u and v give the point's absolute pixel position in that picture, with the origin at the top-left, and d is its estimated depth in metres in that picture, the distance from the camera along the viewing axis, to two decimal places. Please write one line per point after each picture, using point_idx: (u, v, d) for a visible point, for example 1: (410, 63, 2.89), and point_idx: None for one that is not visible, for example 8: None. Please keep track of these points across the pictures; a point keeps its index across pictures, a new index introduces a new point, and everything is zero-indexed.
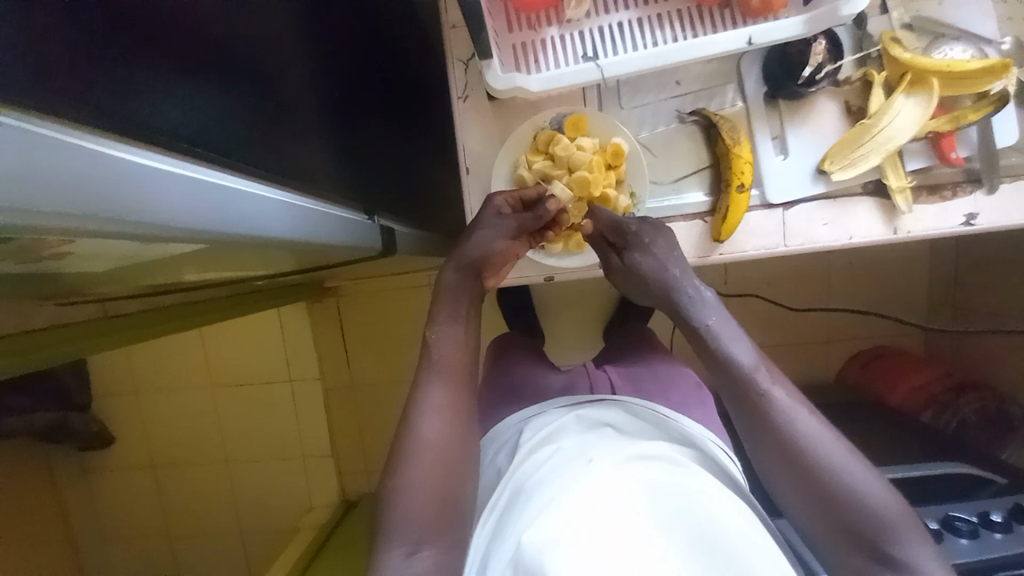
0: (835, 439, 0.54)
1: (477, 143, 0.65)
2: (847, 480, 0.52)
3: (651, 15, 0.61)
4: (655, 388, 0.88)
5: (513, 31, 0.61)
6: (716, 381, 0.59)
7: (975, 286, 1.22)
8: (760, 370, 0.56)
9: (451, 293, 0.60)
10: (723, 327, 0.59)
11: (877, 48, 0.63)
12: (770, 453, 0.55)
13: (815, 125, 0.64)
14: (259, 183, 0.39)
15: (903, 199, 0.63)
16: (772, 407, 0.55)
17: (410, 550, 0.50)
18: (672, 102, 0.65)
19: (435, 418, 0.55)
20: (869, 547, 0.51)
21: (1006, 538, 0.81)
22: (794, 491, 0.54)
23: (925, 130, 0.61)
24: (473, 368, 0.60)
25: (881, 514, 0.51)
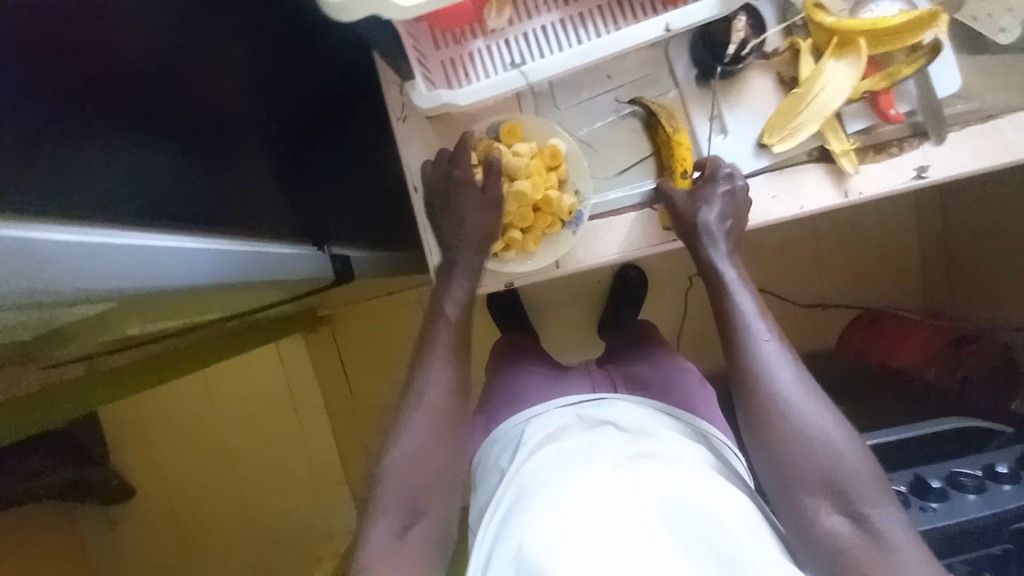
0: (825, 409, 0.58)
1: (421, 162, 0.65)
2: (822, 433, 0.57)
3: (573, 15, 0.61)
4: (644, 379, 0.88)
5: (439, 49, 0.61)
6: (721, 330, 0.62)
7: (964, 234, 1.20)
8: (761, 332, 0.60)
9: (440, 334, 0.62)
10: (730, 289, 0.62)
11: (800, 17, 0.62)
12: (761, 401, 0.58)
13: (749, 100, 0.64)
14: (200, 238, 0.44)
15: (848, 162, 0.62)
16: (767, 368, 0.59)
17: (400, 530, 0.57)
18: (608, 97, 0.65)
19: (415, 441, 0.58)
20: (832, 503, 0.56)
21: (1015, 489, 0.79)
22: (771, 448, 0.58)
23: (859, 91, 0.61)
24: (454, 391, 0.61)
25: (849, 477, 0.56)
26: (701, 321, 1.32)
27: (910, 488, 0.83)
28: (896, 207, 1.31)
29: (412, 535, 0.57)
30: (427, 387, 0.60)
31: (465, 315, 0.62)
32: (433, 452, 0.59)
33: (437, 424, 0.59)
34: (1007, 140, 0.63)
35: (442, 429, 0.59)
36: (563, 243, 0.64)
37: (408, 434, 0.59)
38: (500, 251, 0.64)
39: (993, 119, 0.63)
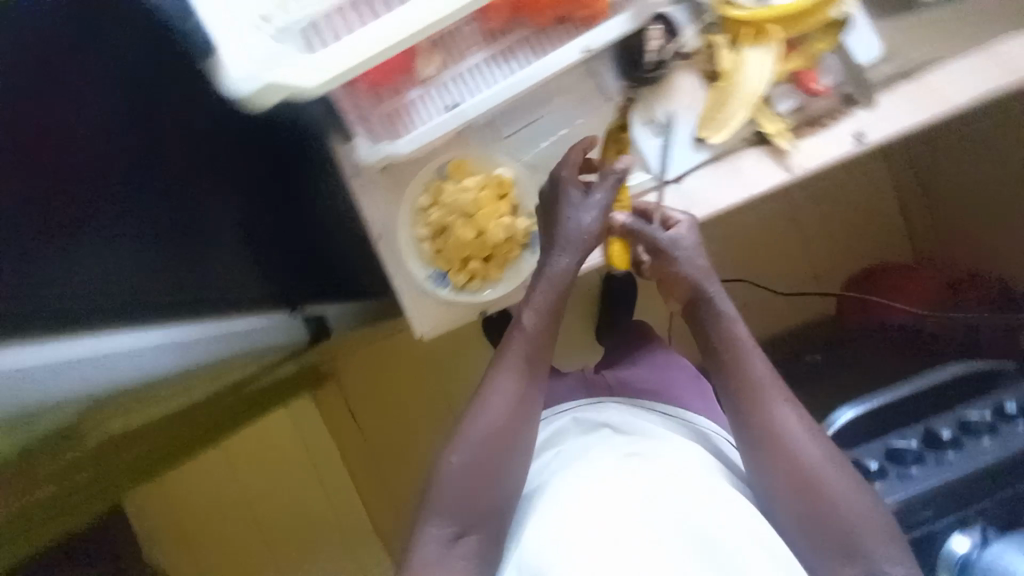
0: (837, 470, 0.59)
1: (376, 211, 0.65)
2: (839, 496, 0.58)
3: (498, 52, 0.64)
4: (642, 383, 0.87)
5: (378, 104, 0.62)
6: (733, 390, 0.63)
7: (941, 178, 1.21)
8: (764, 394, 0.62)
9: (513, 347, 0.63)
10: (724, 337, 0.64)
11: (712, 16, 0.64)
12: (776, 462, 0.60)
13: (677, 100, 0.66)
14: (147, 329, 0.49)
15: (784, 141, 0.64)
16: (777, 427, 0.61)
17: (454, 536, 0.58)
18: (546, 119, 0.67)
19: (464, 445, 0.61)
20: (854, 570, 0.57)
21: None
22: (793, 513, 0.59)
23: (778, 74, 0.64)
24: (485, 400, 0.62)
25: (868, 542, 0.57)
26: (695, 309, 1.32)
27: (923, 441, 0.82)
28: (866, 164, 1.32)
29: (462, 542, 0.58)
30: (494, 397, 0.62)
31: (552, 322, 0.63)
32: (474, 472, 0.59)
33: (489, 442, 0.60)
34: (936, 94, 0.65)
35: (487, 431, 0.61)
36: (525, 265, 0.66)
37: (465, 443, 0.61)
38: (466, 284, 0.66)
39: (918, 76, 0.65)
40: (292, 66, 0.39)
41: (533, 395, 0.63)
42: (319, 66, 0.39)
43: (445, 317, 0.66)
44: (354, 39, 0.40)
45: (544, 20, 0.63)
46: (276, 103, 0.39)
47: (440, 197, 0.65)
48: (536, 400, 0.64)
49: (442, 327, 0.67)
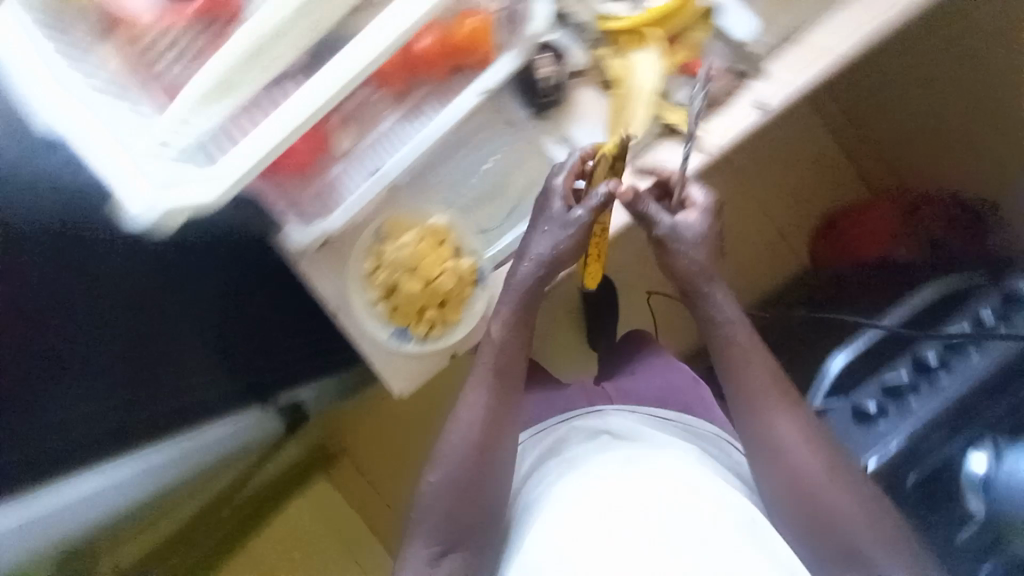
0: (839, 484, 0.59)
1: (327, 287, 0.66)
2: (842, 506, 0.58)
3: (408, 109, 0.66)
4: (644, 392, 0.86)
5: (305, 188, 0.63)
6: (741, 397, 0.63)
7: (878, 104, 1.21)
8: (764, 403, 0.62)
9: (478, 370, 0.63)
10: (727, 332, 0.64)
11: (595, 34, 0.68)
12: (777, 471, 0.61)
13: (583, 115, 0.69)
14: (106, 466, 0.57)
15: (689, 126, 0.68)
16: (777, 435, 0.61)
17: (439, 554, 0.60)
18: (468, 160, 0.70)
19: (445, 464, 0.62)
20: (854, 569, 0.58)
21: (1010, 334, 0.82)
22: (798, 520, 0.60)
23: (667, 70, 0.68)
24: (460, 418, 0.63)
25: (872, 546, 0.57)
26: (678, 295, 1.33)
27: (914, 368, 0.83)
28: (796, 111, 1.31)
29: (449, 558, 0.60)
30: (465, 412, 0.63)
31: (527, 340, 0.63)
32: (451, 497, 0.60)
33: (469, 467, 0.61)
34: None
35: (471, 449, 0.61)
36: (480, 301, 0.68)
37: (446, 461, 0.62)
38: (430, 333, 0.67)
39: (796, 38, 0.69)
40: (184, 187, 0.41)
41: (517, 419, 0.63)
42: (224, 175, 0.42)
43: (414, 370, 0.68)
44: (251, 144, 0.42)
45: (443, 75, 0.65)
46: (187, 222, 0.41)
47: (381, 258, 0.66)
48: (515, 426, 0.64)
49: (413, 379, 0.69)
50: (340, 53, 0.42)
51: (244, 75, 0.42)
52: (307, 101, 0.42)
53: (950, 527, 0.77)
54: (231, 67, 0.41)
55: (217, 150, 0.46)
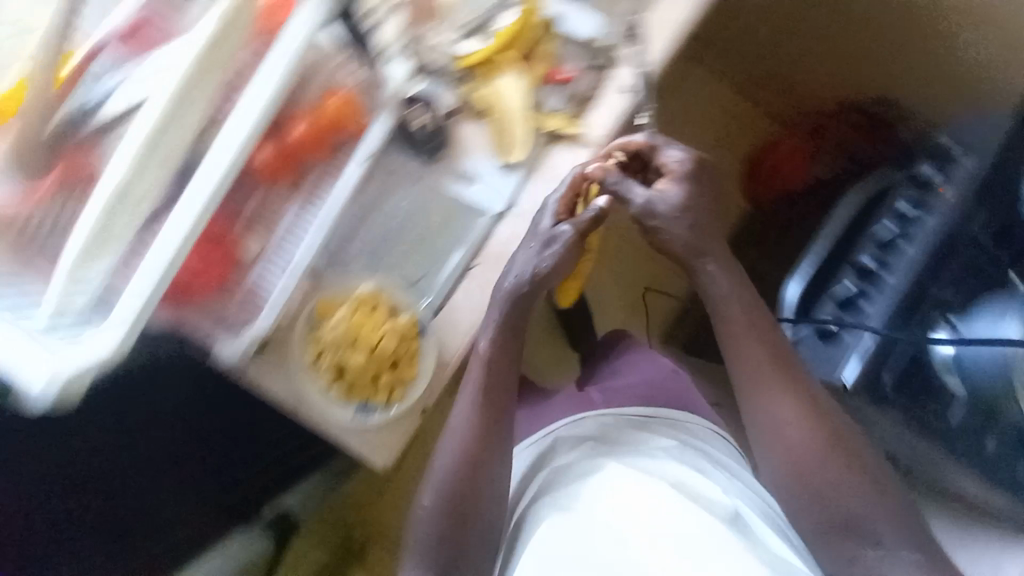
0: (836, 461, 0.64)
1: (279, 388, 0.66)
2: (848, 478, 0.63)
3: (305, 195, 0.65)
4: (626, 391, 0.86)
5: (228, 303, 0.63)
6: (749, 374, 0.68)
7: (747, 50, 1.20)
8: (770, 380, 0.67)
9: (466, 392, 0.68)
10: (719, 305, 0.69)
11: (457, 72, 0.71)
12: (786, 445, 0.65)
13: (470, 147, 0.71)
14: None
15: (571, 128, 0.70)
16: (768, 412, 0.66)
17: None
18: (377, 224, 0.71)
19: (432, 490, 0.66)
20: (854, 538, 0.62)
21: (928, 217, 0.86)
22: (805, 496, 0.64)
23: (532, 84, 0.71)
24: (451, 442, 0.67)
25: (872, 518, 0.61)
26: (641, 276, 1.35)
27: (857, 276, 0.87)
28: (675, 73, 1.29)
29: None
30: (453, 426, 0.68)
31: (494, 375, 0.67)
32: (442, 522, 0.64)
33: (462, 481, 0.64)
34: (664, 20, 0.71)
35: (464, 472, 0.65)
36: (430, 348, 0.69)
37: (431, 485, 0.66)
38: (392, 397, 0.67)
39: (641, 17, 0.72)
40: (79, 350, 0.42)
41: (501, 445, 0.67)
42: (116, 322, 0.42)
43: (389, 437, 0.68)
44: (136, 285, 0.43)
45: (327, 155, 0.65)
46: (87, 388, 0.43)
47: (322, 342, 0.66)
48: (502, 449, 0.67)
49: (391, 449, 0.68)
50: (201, 168, 0.43)
51: (114, 224, 0.41)
52: (178, 226, 0.42)
53: (945, 411, 0.79)
54: (102, 221, 0.41)
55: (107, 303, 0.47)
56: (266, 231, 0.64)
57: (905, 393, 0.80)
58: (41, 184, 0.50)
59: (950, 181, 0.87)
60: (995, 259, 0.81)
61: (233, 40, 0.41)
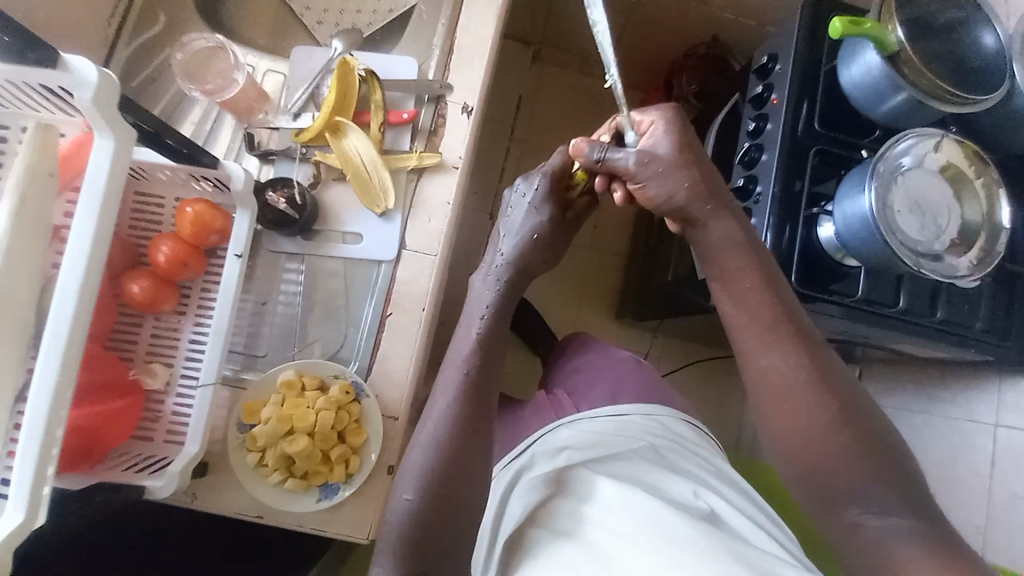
0: (839, 435, 0.60)
1: (236, 503, 0.64)
2: (839, 447, 0.60)
3: (197, 312, 0.67)
4: (595, 388, 0.89)
5: (153, 436, 0.63)
6: (742, 331, 0.65)
7: None
8: (764, 337, 0.64)
9: (446, 389, 0.65)
10: (713, 262, 0.66)
11: (301, 147, 0.73)
12: (775, 408, 0.63)
13: (343, 210, 0.73)
14: None
15: (429, 158, 0.73)
16: (762, 373, 0.64)
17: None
18: (280, 312, 0.72)
19: (412, 480, 0.60)
20: (835, 509, 0.59)
21: (770, 127, 0.90)
22: (793, 465, 0.62)
23: (376, 133, 0.74)
24: (440, 433, 0.62)
25: (858, 489, 0.58)
26: (574, 267, 1.39)
27: (742, 197, 0.92)
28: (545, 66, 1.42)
29: None
30: (433, 419, 0.63)
31: (469, 405, 0.63)
32: (426, 520, 0.58)
33: (447, 475, 0.60)
34: (473, 42, 0.77)
35: (459, 468, 0.60)
36: (371, 409, 0.67)
37: (409, 479, 0.60)
38: (351, 470, 0.66)
39: (454, 43, 0.77)
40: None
41: (478, 469, 0.61)
42: (12, 505, 0.42)
43: (365, 507, 0.66)
44: (19, 459, 0.42)
45: (202, 265, 0.66)
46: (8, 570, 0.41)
47: (259, 441, 0.64)
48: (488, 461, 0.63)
49: (369, 519, 0.66)
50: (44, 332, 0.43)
51: None
52: (40, 389, 0.43)
53: (849, 285, 0.84)
54: None
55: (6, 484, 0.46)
56: (167, 360, 0.65)
57: (814, 284, 0.84)
58: None
59: (775, 86, 0.92)
60: (835, 140, 0.88)
61: (35, 193, 0.44)
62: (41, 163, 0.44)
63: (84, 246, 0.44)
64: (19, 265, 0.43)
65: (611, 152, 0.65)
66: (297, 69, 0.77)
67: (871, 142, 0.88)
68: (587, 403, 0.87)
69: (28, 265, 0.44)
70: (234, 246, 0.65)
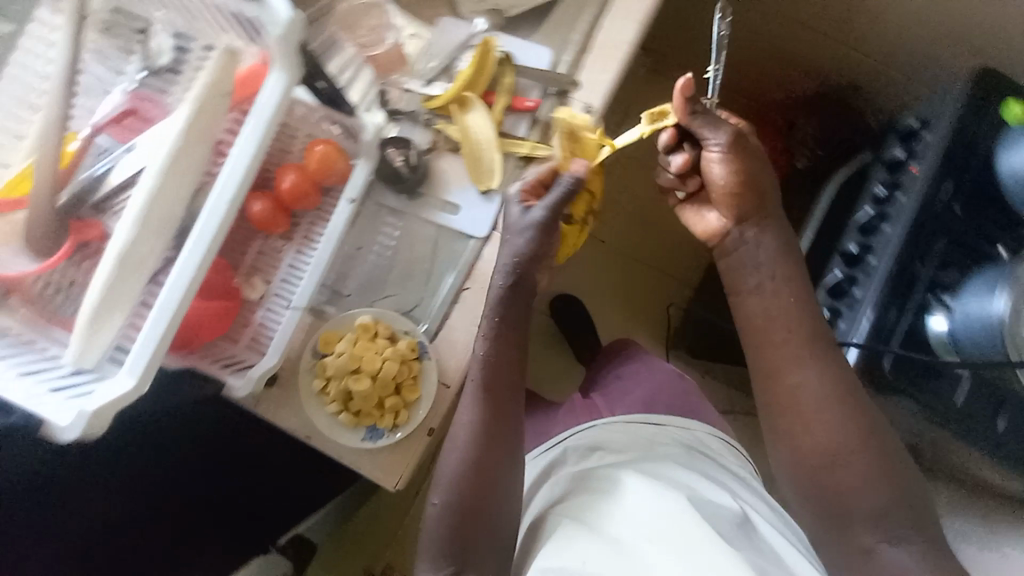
0: (864, 460, 0.63)
1: (293, 420, 0.70)
2: (860, 472, 0.63)
3: (302, 241, 0.72)
4: (632, 395, 0.87)
5: (238, 339, 0.69)
6: (778, 342, 0.68)
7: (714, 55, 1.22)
8: (793, 354, 0.67)
9: (499, 375, 0.67)
10: (763, 278, 0.70)
11: (426, 114, 0.77)
12: (797, 428, 0.66)
13: (449, 180, 0.77)
14: None
15: (542, 150, 0.75)
16: (793, 389, 0.67)
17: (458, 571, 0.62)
18: (371, 258, 0.76)
19: (457, 452, 0.65)
20: (846, 530, 0.63)
21: (905, 197, 0.83)
22: (812, 487, 0.65)
23: (498, 113, 0.76)
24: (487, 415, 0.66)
25: (875, 511, 0.62)
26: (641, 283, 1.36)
27: (845, 266, 0.86)
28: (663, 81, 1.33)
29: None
30: (466, 415, 0.66)
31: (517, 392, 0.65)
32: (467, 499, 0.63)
33: (481, 451, 0.65)
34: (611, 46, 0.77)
35: (495, 452, 0.65)
36: (429, 371, 0.71)
37: (450, 461, 0.65)
38: (398, 421, 0.70)
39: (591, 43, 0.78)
40: (103, 393, 0.45)
41: (502, 460, 0.66)
42: (128, 371, 0.46)
43: (402, 458, 0.70)
44: (143, 336, 0.47)
45: (316, 200, 0.72)
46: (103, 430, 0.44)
47: (327, 371, 0.69)
48: (512, 454, 0.67)
49: (403, 469, 0.70)
50: (191, 235, 0.49)
51: (121, 285, 0.47)
52: (177, 280, 0.48)
53: (949, 391, 0.78)
54: (110, 285, 0.46)
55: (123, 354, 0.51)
56: (266, 277, 0.71)
57: (904, 377, 0.79)
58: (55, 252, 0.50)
59: (918, 155, 0.85)
60: (971, 228, 0.81)
61: (211, 104, 0.49)
62: (220, 83, 0.49)
63: (241, 164, 0.49)
64: (182, 167, 0.49)
65: (704, 120, 0.69)
66: (437, 38, 0.80)
67: (1010, 238, 0.80)
68: (621, 409, 0.85)
69: (187, 169, 0.49)
70: (348, 189, 0.70)
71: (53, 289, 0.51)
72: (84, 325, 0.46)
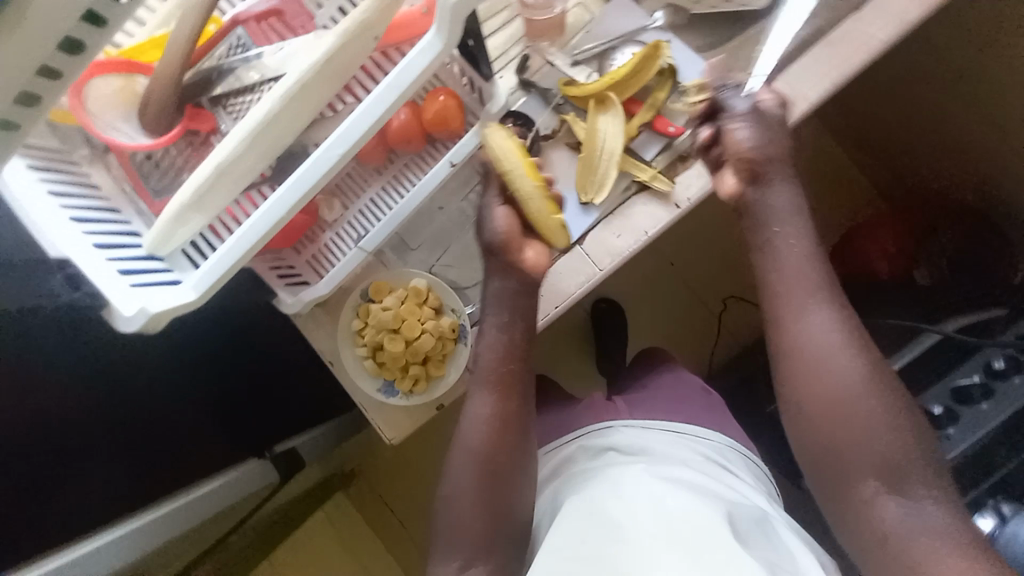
0: (877, 396, 0.52)
1: (323, 342, 0.71)
2: (871, 420, 0.52)
3: (390, 179, 0.70)
4: (653, 401, 0.80)
5: (301, 251, 0.71)
6: (793, 284, 0.56)
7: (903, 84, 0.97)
8: (797, 297, 0.56)
9: (525, 388, 0.63)
10: (799, 273, 0.56)
11: (560, 97, 0.69)
12: (801, 389, 0.54)
13: (554, 176, 0.70)
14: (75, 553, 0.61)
15: (662, 183, 0.68)
16: (803, 341, 0.55)
17: (465, 564, 0.58)
18: (448, 219, 0.74)
19: (479, 426, 0.60)
20: (846, 485, 0.53)
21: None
22: (813, 450, 0.55)
23: (633, 127, 0.69)
24: (520, 406, 0.62)
25: (886, 458, 0.51)
26: (697, 313, 1.27)
27: None
28: (819, 120, 1.17)
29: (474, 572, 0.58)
30: (472, 412, 0.61)
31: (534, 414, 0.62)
32: (482, 480, 0.59)
33: (500, 444, 0.60)
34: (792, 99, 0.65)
35: (511, 437, 0.60)
36: (460, 359, 0.71)
37: (456, 468, 0.61)
38: (414, 388, 0.70)
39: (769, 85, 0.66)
40: (161, 296, 0.46)
41: (521, 455, 0.61)
42: (194, 283, 0.47)
43: (405, 420, 0.71)
44: (218, 257, 0.47)
45: (419, 147, 0.69)
46: (158, 327, 0.46)
47: (366, 318, 0.70)
48: (524, 451, 0.62)
49: (404, 431, 0.72)
50: (291, 176, 0.48)
51: (212, 192, 0.47)
52: (266, 215, 0.47)
53: None
54: (202, 190, 0.46)
55: (196, 253, 0.52)
56: (344, 202, 0.70)
57: None
58: (162, 131, 0.51)
59: None
60: None
61: (354, 45, 0.45)
62: (374, 25, 0.45)
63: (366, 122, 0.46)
64: (305, 102, 0.46)
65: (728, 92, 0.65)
66: (604, 16, 0.71)
67: None
68: (642, 412, 0.78)
69: (309, 104, 0.46)
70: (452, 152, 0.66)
71: (150, 164, 0.54)
72: (171, 216, 0.47)
